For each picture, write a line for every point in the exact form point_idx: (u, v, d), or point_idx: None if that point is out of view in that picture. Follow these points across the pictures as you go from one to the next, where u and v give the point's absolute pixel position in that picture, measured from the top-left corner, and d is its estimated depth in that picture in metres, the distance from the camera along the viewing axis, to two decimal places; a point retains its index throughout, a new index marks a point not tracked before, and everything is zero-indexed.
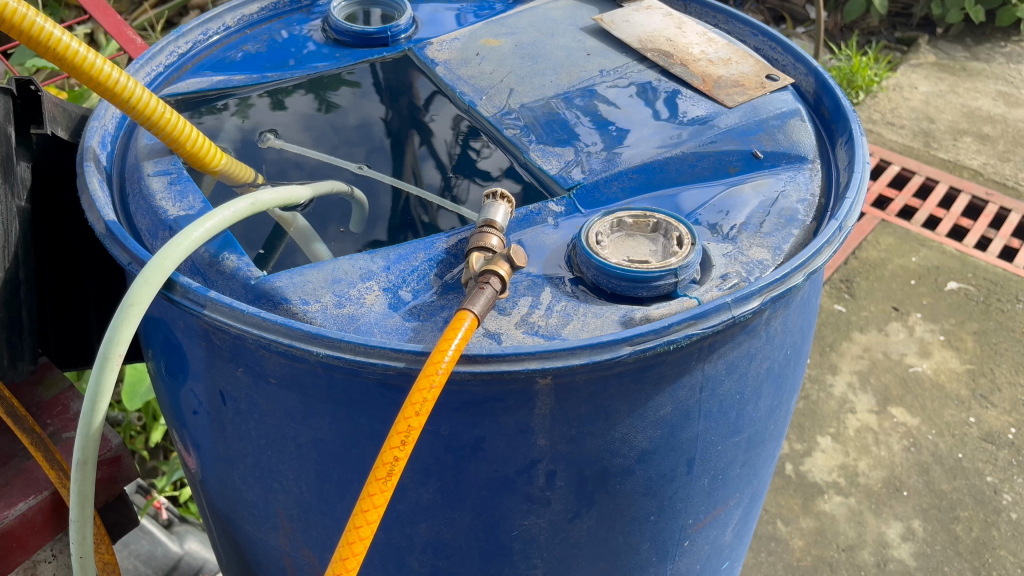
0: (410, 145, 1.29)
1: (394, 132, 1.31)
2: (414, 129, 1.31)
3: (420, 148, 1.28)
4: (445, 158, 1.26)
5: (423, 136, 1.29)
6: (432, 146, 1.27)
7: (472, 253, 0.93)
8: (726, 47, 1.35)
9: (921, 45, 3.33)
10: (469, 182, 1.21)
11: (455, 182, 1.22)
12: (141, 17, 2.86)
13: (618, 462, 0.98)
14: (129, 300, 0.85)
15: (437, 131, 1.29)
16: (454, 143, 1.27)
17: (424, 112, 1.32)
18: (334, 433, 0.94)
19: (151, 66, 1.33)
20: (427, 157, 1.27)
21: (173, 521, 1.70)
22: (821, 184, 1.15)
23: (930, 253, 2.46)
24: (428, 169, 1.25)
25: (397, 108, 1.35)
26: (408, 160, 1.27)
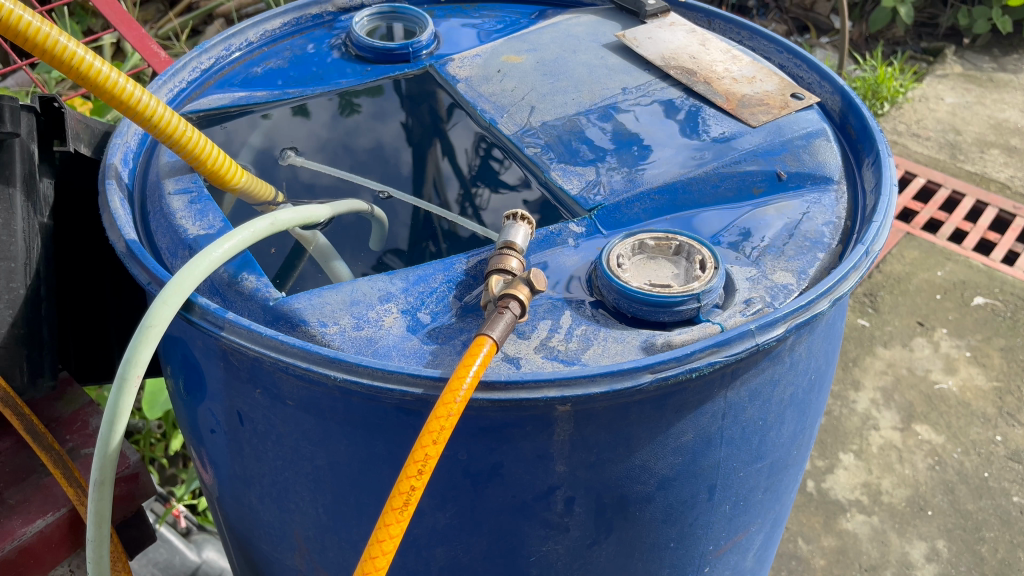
0: (432, 156, 1.31)
1: (416, 142, 1.34)
2: (436, 137, 1.33)
3: (443, 159, 1.30)
4: (467, 170, 1.28)
5: (445, 146, 1.31)
6: (454, 159, 1.29)
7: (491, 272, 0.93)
8: (751, 65, 1.33)
9: (947, 56, 3.30)
10: (493, 194, 1.24)
11: (479, 195, 1.25)
12: (166, 26, 2.91)
13: (639, 489, 0.96)
14: (147, 320, 0.86)
15: (457, 141, 1.30)
16: (475, 153, 1.28)
17: (445, 122, 1.33)
18: (350, 456, 0.93)
19: (174, 83, 1.33)
20: (448, 170, 1.29)
21: (191, 529, 1.70)
22: (848, 206, 1.12)
23: (956, 268, 2.42)
24: (448, 181, 1.28)
25: (418, 120, 1.37)
26: (431, 172, 1.30)
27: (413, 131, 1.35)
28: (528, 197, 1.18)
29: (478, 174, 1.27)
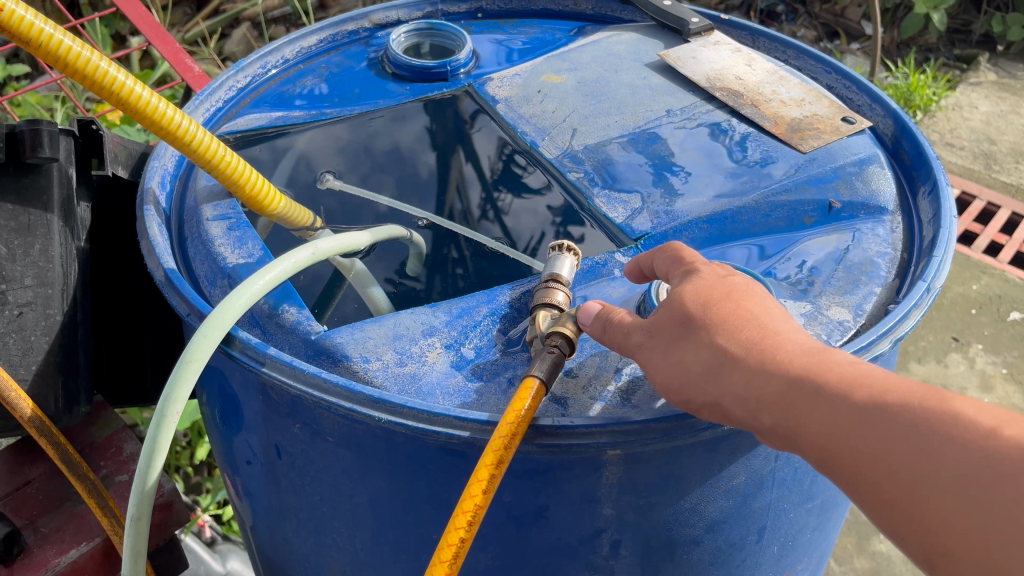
0: (455, 160, 1.30)
1: (439, 146, 1.33)
2: (459, 142, 1.32)
3: (466, 163, 1.29)
4: (488, 172, 1.27)
5: (469, 151, 1.30)
6: (477, 163, 1.28)
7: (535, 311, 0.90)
8: (799, 87, 1.29)
9: (981, 63, 3.24)
10: (515, 198, 1.23)
11: (500, 199, 1.24)
12: (193, 30, 2.91)
13: (687, 532, 0.93)
14: (188, 355, 0.84)
15: (480, 145, 1.30)
16: (498, 158, 1.27)
17: (470, 126, 1.34)
18: (391, 494, 0.91)
19: (211, 102, 1.32)
20: (470, 173, 1.27)
21: (216, 539, 1.68)
22: (903, 237, 1.08)
23: (992, 282, 2.36)
24: (470, 182, 1.27)
25: (442, 124, 1.35)
26: (453, 176, 1.28)
27: (437, 135, 1.34)
28: (551, 201, 1.19)
29: (500, 177, 1.26)
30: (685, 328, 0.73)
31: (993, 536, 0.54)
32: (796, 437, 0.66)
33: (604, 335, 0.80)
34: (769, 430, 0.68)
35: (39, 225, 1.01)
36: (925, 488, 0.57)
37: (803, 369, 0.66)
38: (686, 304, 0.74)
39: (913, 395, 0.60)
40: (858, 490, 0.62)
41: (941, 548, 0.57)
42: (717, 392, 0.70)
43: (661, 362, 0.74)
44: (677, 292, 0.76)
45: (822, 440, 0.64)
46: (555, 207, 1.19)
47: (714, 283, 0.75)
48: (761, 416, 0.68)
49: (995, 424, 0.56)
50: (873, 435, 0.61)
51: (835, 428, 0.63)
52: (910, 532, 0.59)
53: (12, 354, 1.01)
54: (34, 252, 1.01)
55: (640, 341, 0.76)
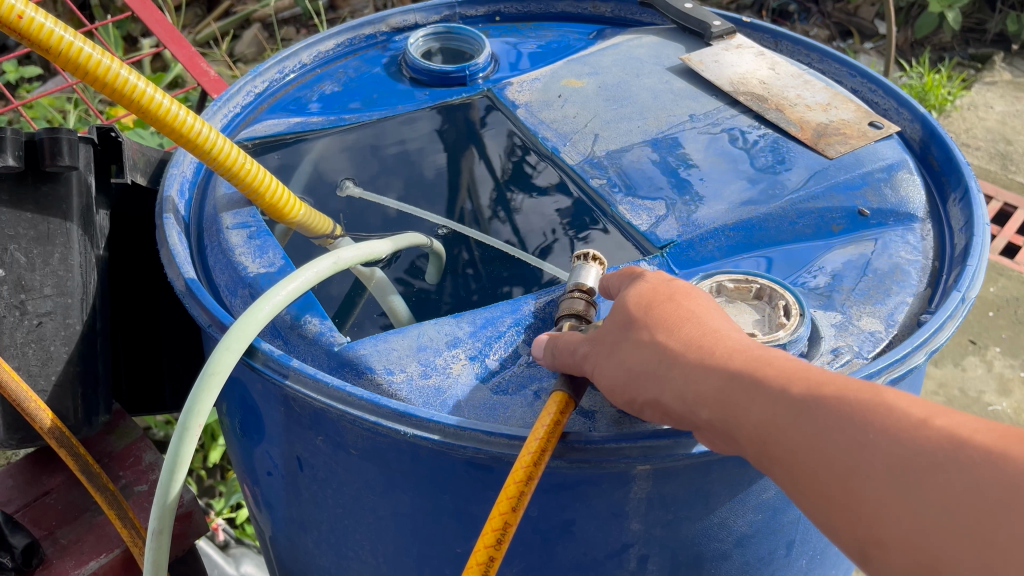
0: (467, 160, 1.28)
1: (450, 146, 1.31)
2: (470, 142, 1.30)
3: (477, 162, 1.27)
4: (500, 173, 1.25)
5: (480, 151, 1.28)
6: (488, 163, 1.26)
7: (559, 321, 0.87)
8: (824, 91, 1.27)
9: (996, 62, 3.20)
10: (526, 199, 1.21)
11: (512, 199, 1.22)
12: (205, 31, 2.90)
13: (715, 546, 0.91)
14: (210, 367, 0.83)
15: (491, 145, 1.28)
16: (510, 158, 1.26)
17: (481, 125, 1.31)
18: (415, 508, 0.89)
19: (229, 108, 1.31)
20: (482, 172, 1.25)
21: (229, 542, 1.67)
22: (934, 244, 1.06)
23: (1010, 284, 2.33)
24: (481, 181, 1.24)
25: (453, 125, 1.33)
26: (464, 175, 1.26)
27: (448, 136, 1.32)
28: (561, 203, 1.18)
29: (512, 178, 1.24)
30: (630, 334, 0.73)
31: (929, 526, 0.51)
32: (733, 432, 0.63)
33: (551, 358, 0.80)
34: (706, 426, 0.66)
35: (58, 234, 1.01)
36: (858, 479, 0.55)
37: (740, 366, 0.65)
38: (631, 312, 0.74)
39: (845, 390, 0.58)
40: (793, 485, 0.59)
41: (873, 538, 0.54)
42: (655, 391, 0.69)
43: (605, 366, 0.73)
44: (621, 301, 0.76)
45: (758, 432, 0.61)
46: (564, 208, 1.17)
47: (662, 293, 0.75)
48: (699, 410, 0.66)
49: (927, 414, 0.54)
50: (808, 425, 0.58)
51: (770, 421, 0.60)
52: (841, 522, 0.56)
53: (32, 364, 1.01)
54: (54, 262, 1.00)
55: (586, 350, 0.76)
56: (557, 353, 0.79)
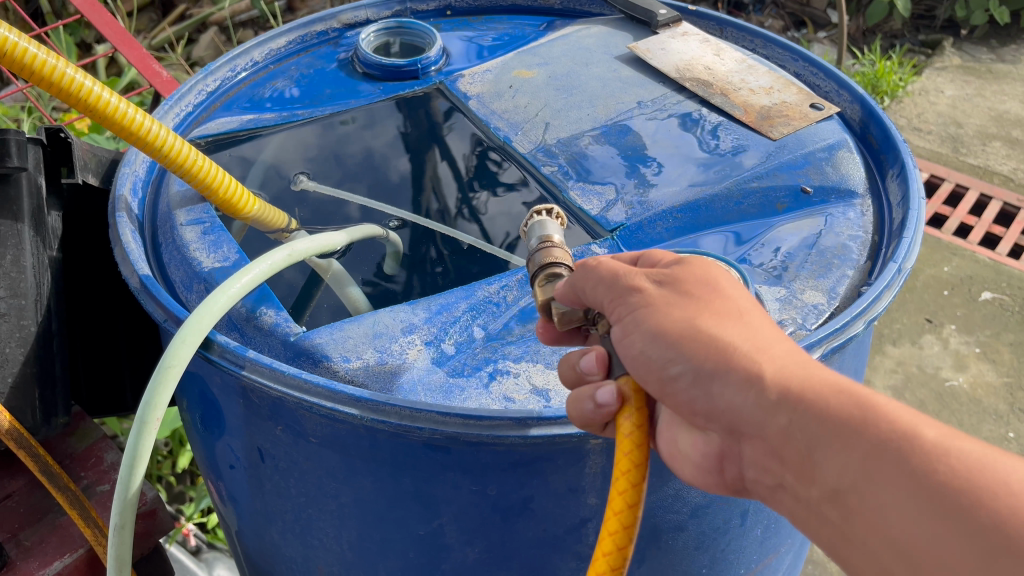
0: (431, 159, 1.29)
1: (413, 146, 1.31)
2: (433, 143, 1.31)
3: (440, 161, 1.28)
4: (464, 171, 1.26)
5: (443, 150, 1.29)
6: (452, 162, 1.27)
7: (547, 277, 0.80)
8: (767, 75, 1.30)
9: (945, 48, 3.28)
10: (491, 197, 1.23)
11: (476, 197, 1.23)
12: (161, 36, 2.88)
13: (671, 518, 0.94)
14: (166, 361, 0.84)
15: (454, 145, 1.29)
16: (473, 156, 1.27)
17: (444, 126, 1.33)
18: (376, 493, 0.91)
19: (181, 107, 1.31)
20: (446, 171, 1.26)
21: (201, 547, 1.66)
22: (874, 219, 1.10)
23: (963, 263, 2.38)
24: (445, 180, 1.25)
25: (416, 125, 1.34)
26: (428, 175, 1.26)
27: (410, 136, 1.33)
28: (528, 198, 1.19)
29: (476, 176, 1.25)
30: (716, 323, 0.64)
31: None
32: (813, 453, 0.58)
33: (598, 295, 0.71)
34: (771, 437, 0.60)
35: (10, 236, 1.00)
36: (973, 545, 0.50)
37: (843, 388, 0.59)
38: (721, 300, 0.67)
39: (984, 449, 0.53)
40: (884, 534, 0.54)
41: None
42: (721, 385, 0.62)
43: (680, 337, 0.64)
44: (693, 266, 0.69)
45: (855, 475, 0.55)
46: (529, 202, 1.19)
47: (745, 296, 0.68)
48: (779, 420, 0.59)
49: None
50: (924, 480, 0.52)
51: (871, 465, 0.55)
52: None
53: None
54: (6, 263, 1.00)
55: (637, 286, 0.68)
56: (611, 292, 0.70)
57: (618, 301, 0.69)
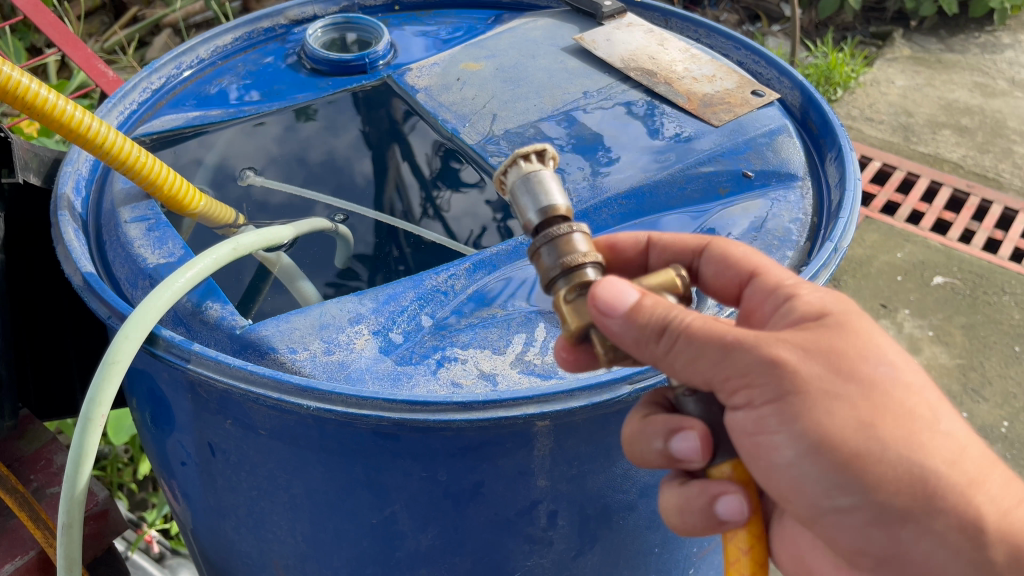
0: (392, 159, 1.30)
1: (374, 145, 1.33)
2: (394, 142, 1.32)
3: (402, 161, 1.29)
4: (427, 171, 1.27)
5: (404, 149, 1.30)
6: (414, 161, 1.28)
7: (566, 281, 0.67)
8: (710, 64, 1.33)
9: (896, 39, 3.31)
10: (453, 195, 1.24)
11: (439, 196, 1.25)
12: (110, 39, 2.81)
13: (620, 498, 0.96)
14: (110, 357, 0.83)
15: (415, 145, 1.30)
16: (435, 156, 1.27)
17: (403, 126, 1.33)
18: (328, 483, 0.91)
19: (125, 105, 1.30)
20: (408, 171, 1.28)
21: (165, 554, 1.60)
22: (813, 202, 1.13)
23: (915, 249, 2.33)
24: (408, 179, 1.27)
25: (376, 125, 1.35)
26: (391, 175, 1.28)
27: (371, 136, 1.34)
28: (490, 196, 1.22)
29: (439, 176, 1.27)
30: (891, 430, 0.63)
31: None
32: None
33: (700, 354, 0.64)
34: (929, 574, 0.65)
35: None
36: None
37: (986, 508, 0.63)
38: (889, 397, 0.64)
39: None
40: None
41: None
42: (882, 506, 0.64)
43: (877, 469, 0.63)
44: (836, 326, 0.66)
45: None
46: (495, 203, 1.20)
47: (898, 377, 0.65)
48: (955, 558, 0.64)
49: None
50: None
51: None
52: None
53: None
54: None
55: (728, 338, 0.63)
56: (745, 365, 0.63)
57: (729, 365, 0.64)
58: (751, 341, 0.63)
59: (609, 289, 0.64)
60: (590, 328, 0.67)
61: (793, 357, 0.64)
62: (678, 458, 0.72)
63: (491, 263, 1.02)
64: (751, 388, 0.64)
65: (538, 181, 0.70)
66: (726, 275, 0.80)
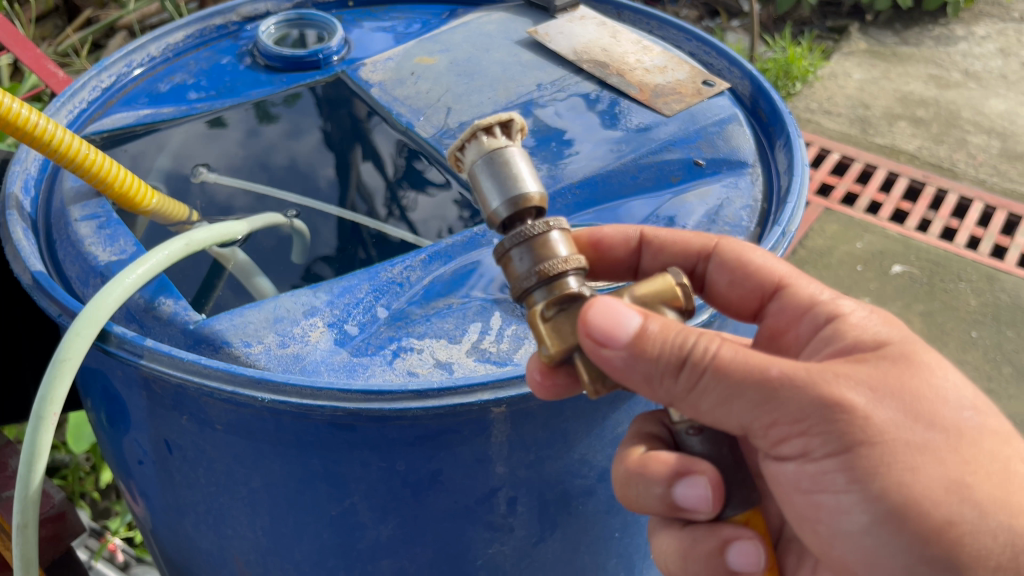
0: (355, 159, 1.33)
1: (337, 145, 1.36)
2: (357, 141, 1.35)
3: (366, 161, 1.33)
4: (391, 170, 1.31)
5: (367, 149, 1.33)
6: (378, 161, 1.32)
7: (544, 289, 0.70)
8: (662, 55, 1.35)
9: (852, 33, 3.36)
10: (419, 195, 1.27)
11: (404, 196, 1.28)
12: (65, 42, 2.76)
13: (579, 483, 0.97)
14: (61, 355, 0.82)
15: (379, 145, 1.32)
16: (399, 155, 1.30)
17: (366, 124, 1.34)
18: (286, 476, 0.91)
19: (74, 104, 1.28)
20: (372, 171, 1.31)
21: (130, 562, 1.55)
22: (764, 188, 1.15)
23: (874, 239, 2.34)
24: (372, 179, 1.31)
25: (338, 124, 1.37)
26: (354, 175, 1.32)
27: (333, 136, 1.37)
28: (453, 197, 1.24)
29: (403, 175, 1.30)
30: (982, 488, 0.69)
31: None
32: None
33: (735, 393, 0.67)
34: None
35: None
36: None
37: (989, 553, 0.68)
38: (980, 448, 0.70)
39: None
40: None
41: None
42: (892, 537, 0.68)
43: (971, 539, 0.68)
44: (912, 368, 0.71)
45: None
46: (460, 203, 1.23)
47: (981, 424, 0.71)
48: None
49: None
50: None
51: None
52: None
53: None
54: None
55: (770, 385, 0.66)
56: (794, 409, 0.67)
57: (773, 408, 0.67)
58: (801, 382, 0.66)
59: (603, 316, 0.66)
60: (574, 352, 0.70)
61: (863, 402, 0.67)
62: (683, 504, 0.75)
63: (447, 255, 1.03)
64: (809, 435, 0.68)
65: (504, 162, 0.71)
66: (746, 292, 0.89)
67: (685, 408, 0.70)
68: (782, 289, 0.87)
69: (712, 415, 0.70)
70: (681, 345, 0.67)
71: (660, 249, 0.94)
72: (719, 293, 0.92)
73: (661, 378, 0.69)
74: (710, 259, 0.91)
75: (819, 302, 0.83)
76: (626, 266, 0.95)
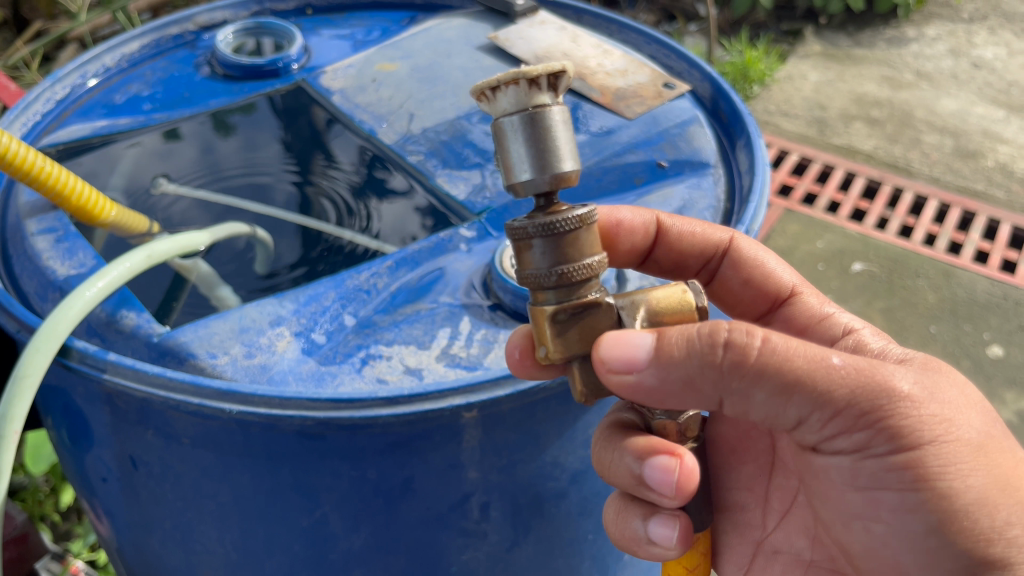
0: (319, 169, 1.32)
1: (297, 155, 1.34)
2: (317, 151, 1.34)
3: (329, 171, 1.31)
4: (354, 181, 1.28)
5: (331, 158, 1.32)
6: (341, 169, 1.30)
7: (555, 291, 0.67)
8: (622, 58, 1.36)
9: (807, 36, 3.42)
10: (381, 203, 1.24)
11: (367, 206, 1.25)
12: (15, 54, 2.69)
13: (552, 486, 0.97)
14: (21, 371, 0.81)
15: (342, 154, 1.31)
16: (362, 164, 1.28)
17: (327, 135, 1.33)
18: (255, 488, 0.90)
19: (27, 116, 1.25)
20: (336, 181, 1.30)
21: None
22: (726, 188, 1.16)
23: (834, 237, 2.38)
24: (335, 190, 1.29)
25: (297, 134, 1.36)
26: (318, 186, 1.30)
27: (293, 147, 1.35)
28: (418, 203, 1.19)
29: (368, 184, 1.27)
30: None
31: None
32: None
33: (795, 388, 0.67)
34: None
35: None
36: None
37: None
38: (1012, 453, 0.74)
39: None
40: None
41: None
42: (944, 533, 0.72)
43: None
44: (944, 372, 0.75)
45: None
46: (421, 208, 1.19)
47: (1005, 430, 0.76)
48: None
49: None
50: None
51: None
52: None
53: None
54: None
55: (834, 379, 0.67)
56: (864, 408, 0.68)
57: (839, 406, 0.68)
58: (866, 379, 0.68)
59: (613, 347, 0.68)
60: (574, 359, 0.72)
61: (926, 403, 0.70)
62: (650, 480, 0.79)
63: (413, 260, 1.02)
64: (871, 432, 0.70)
65: (544, 130, 0.63)
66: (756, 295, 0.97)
67: (735, 398, 0.70)
68: (794, 297, 0.96)
69: (766, 407, 0.70)
70: (723, 332, 0.67)
71: (675, 241, 0.96)
72: (727, 291, 0.99)
73: (701, 374, 0.68)
74: (725, 256, 0.96)
75: (827, 314, 0.93)
76: (636, 252, 0.97)
